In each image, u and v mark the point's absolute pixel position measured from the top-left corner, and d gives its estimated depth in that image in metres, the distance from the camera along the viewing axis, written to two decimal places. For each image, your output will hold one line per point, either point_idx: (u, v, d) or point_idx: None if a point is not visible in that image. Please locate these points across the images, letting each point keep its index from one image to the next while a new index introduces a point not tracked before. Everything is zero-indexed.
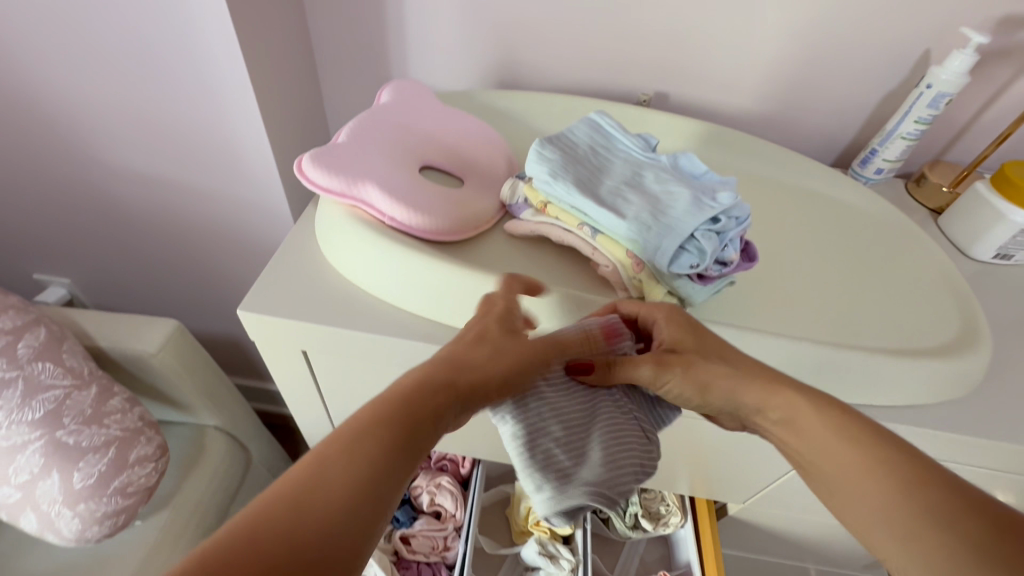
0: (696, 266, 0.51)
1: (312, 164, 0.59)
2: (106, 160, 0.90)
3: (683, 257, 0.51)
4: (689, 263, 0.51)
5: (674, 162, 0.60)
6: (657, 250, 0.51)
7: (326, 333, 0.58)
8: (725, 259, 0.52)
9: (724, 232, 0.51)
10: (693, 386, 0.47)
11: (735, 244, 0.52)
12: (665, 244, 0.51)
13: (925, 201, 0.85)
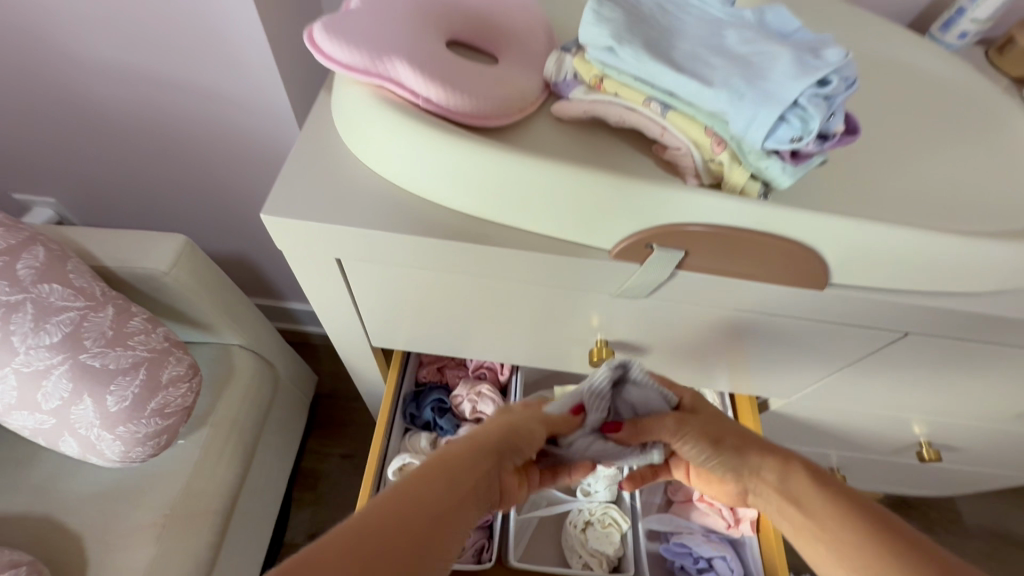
0: (798, 140, 0.44)
1: (326, 37, 0.49)
2: (69, 52, 0.77)
3: (782, 130, 0.44)
4: (789, 137, 0.44)
5: (759, 19, 0.50)
6: (752, 121, 0.44)
7: (362, 238, 0.52)
8: (828, 132, 0.45)
9: (831, 96, 0.44)
10: (709, 439, 0.55)
11: (840, 112, 0.44)
12: (763, 114, 0.43)
13: (1009, 69, 0.76)
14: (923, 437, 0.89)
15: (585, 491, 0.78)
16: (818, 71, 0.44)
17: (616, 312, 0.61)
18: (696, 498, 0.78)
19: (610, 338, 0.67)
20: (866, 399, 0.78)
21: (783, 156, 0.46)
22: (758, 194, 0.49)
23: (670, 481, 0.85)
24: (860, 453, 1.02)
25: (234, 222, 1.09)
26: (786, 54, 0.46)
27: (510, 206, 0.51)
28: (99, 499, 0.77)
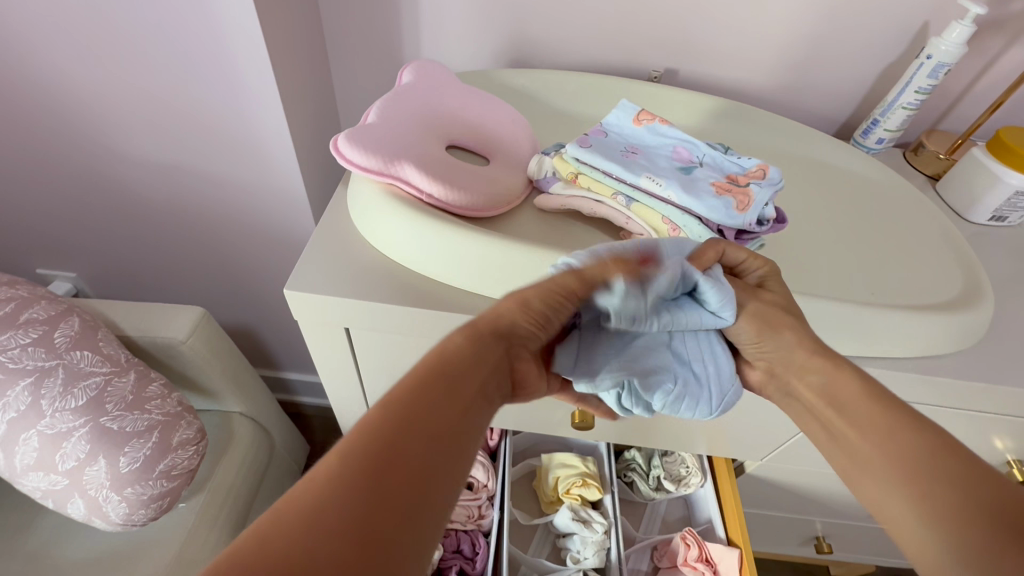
0: (736, 222, 0.54)
1: (349, 144, 0.60)
2: (119, 146, 0.89)
3: (723, 211, 0.55)
4: (726, 220, 0.55)
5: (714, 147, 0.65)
6: (703, 205, 0.55)
7: (369, 309, 0.60)
8: (765, 218, 0.56)
9: (762, 192, 0.56)
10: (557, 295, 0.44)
11: (770, 207, 0.56)
12: (708, 199, 0.55)
13: (923, 169, 0.89)
14: None
15: (575, 558, 0.80)
16: (735, 177, 0.59)
17: None
18: (680, 562, 0.81)
19: (590, 401, 0.73)
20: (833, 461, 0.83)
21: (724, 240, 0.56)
22: None
23: (655, 546, 0.87)
24: (842, 520, 1.04)
25: (242, 296, 1.17)
26: (706, 158, 0.62)
27: (497, 285, 0.59)
28: (93, 565, 0.78)
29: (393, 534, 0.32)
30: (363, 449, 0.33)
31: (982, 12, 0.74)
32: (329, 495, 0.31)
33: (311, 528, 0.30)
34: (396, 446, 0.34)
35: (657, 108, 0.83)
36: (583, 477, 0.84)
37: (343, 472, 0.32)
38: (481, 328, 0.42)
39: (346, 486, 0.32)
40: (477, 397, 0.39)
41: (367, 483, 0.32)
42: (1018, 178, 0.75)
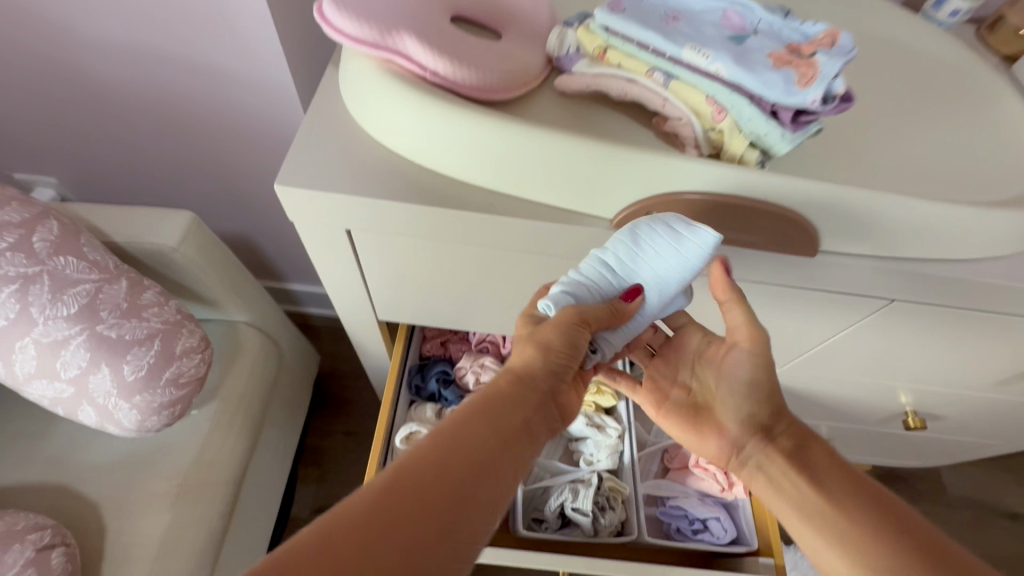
0: (796, 100, 0.46)
1: (336, 9, 0.50)
2: (73, 28, 0.77)
3: (781, 88, 0.46)
4: (785, 98, 0.46)
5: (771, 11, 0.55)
6: (757, 80, 0.47)
7: (371, 208, 0.54)
8: (832, 94, 0.47)
9: (831, 64, 0.46)
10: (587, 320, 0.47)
11: (839, 80, 0.46)
12: (765, 73, 0.47)
13: (998, 48, 0.77)
14: (910, 407, 0.93)
15: (588, 461, 0.81)
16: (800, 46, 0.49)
17: None
18: (691, 464, 0.82)
19: None
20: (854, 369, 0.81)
21: (778, 123, 0.48)
22: (757, 163, 0.51)
23: (666, 448, 0.88)
24: (849, 424, 1.05)
25: (236, 204, 1.10)
26: (758, 25, 0.52)
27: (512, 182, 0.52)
28: (115, 468, 0.80)
29: (415, 534, 0.37)
30: (404, 480, 0.38)
31: None
32: (361, 510, 0.36)
33: (339, 538, 0.35)
34: (432, 477, 0.39)
35: None
36: (597, 384, 0.83)
37: (383, 490, 0.37)
38: (518, 375, 0.47)
39: (380, 509, 0.36)
40: (519, 436, 0.45)
41: (399, 511, 0.37)
42: None
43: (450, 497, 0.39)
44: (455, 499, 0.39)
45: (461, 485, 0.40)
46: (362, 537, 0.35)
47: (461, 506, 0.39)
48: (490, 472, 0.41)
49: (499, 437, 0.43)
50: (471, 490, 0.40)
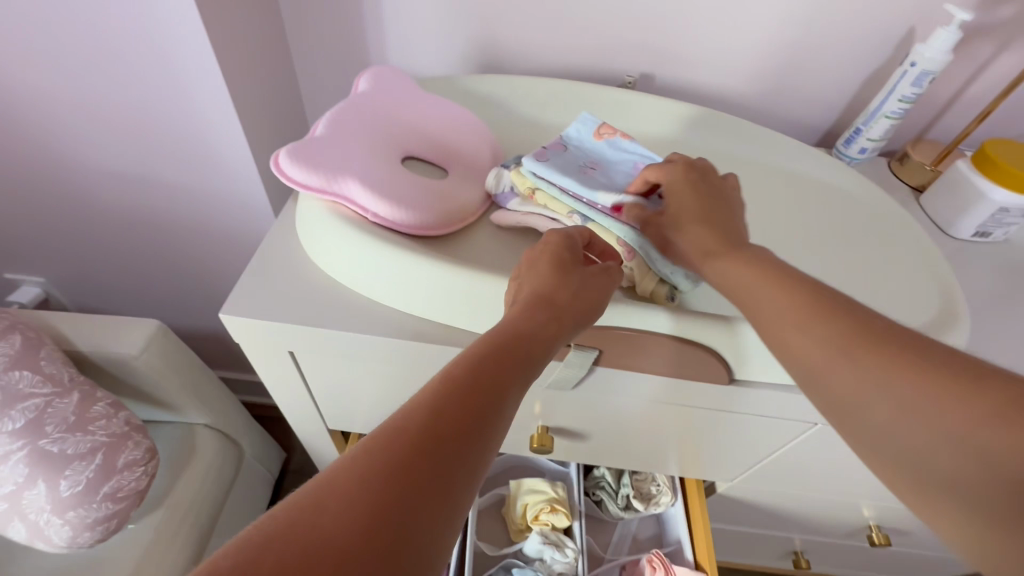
0: None
1: (289, 160, 0.56)
2: (71, 153, 0.85)
3: None
4: None
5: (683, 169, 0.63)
6: None
7: (310, 333, 0.57)
8: None
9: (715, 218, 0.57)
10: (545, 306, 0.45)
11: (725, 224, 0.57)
12: None
13: (909, 180, 0.85)
14: (873, 521, 0.91)
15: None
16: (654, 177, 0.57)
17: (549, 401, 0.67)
18: None
19: (549, 424, 0.71)
20: (808, 484, 0.81)
21: (679, 266, 0.56)
22: (666, 298, 0.57)
23: (624, 566, 0.84)
24: (820, 538, 1.02)
25: (214, 302, 1.15)
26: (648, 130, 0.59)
27: (448, 311, 0.57)
28: None
29: (421, 518, 0.31)
30: (331, 512, 0.29)
31: (970, 19, 0.69)
32: (289, 507, 0.29)
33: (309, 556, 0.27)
34: (378, 511, 0.29)
35: (628, 118, 0.79)
36: (552, 504, 0.82)
37: (311, 499, 0.29)
38: (513, 336, 0.41)
39: (322, 530, 0.28)
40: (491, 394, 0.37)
41: (359, 548, 0.28)
42: (1002, 194, 0.72)
43: (400, 528, 0.30)
44: (405, 535, 0.30)
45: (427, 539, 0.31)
46: (301, 504, 0.29)
47: (425, 522, 0.31)
48: (463, 444, 0.34)
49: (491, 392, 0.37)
50: (427, 506, 0.31)
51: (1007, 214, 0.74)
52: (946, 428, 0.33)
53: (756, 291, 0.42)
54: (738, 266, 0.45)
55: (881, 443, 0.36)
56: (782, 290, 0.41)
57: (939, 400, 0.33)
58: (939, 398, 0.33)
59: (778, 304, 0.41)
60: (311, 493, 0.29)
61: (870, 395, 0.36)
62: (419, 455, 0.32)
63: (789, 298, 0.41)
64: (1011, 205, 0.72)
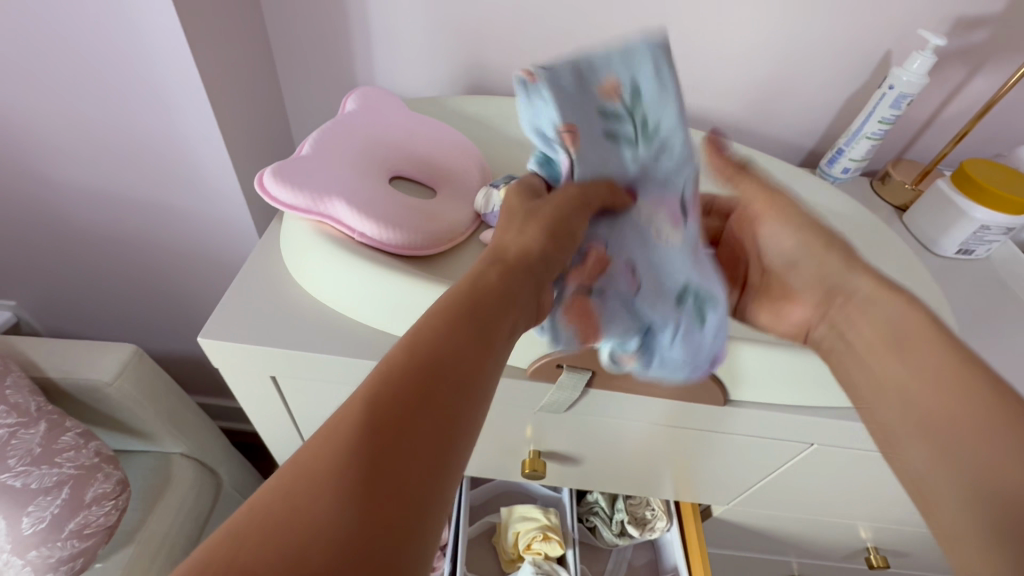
0: None
1: (274, 180, 0.55)
2: (49, 173, 0.83)
3: None
4: None
5: None
6: None
7: (293, 356, 0.55)
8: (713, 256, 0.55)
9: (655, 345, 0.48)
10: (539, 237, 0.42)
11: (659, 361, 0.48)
12: None
13: (891, 199, 0.86)
14: (871, 543, 0.89)
15: None
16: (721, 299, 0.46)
17: (541, 424, 0.65)
18: None
19: (542, 448, 0.69)
20: (804, 506, 0.79)
21: None
22: None
23: None
24: (818, 561, 1.00)
25: (195, 325, 1.12)
26: (677, 254, 0.46)
27: None
28: None
29: (427, 473, 0.27)
30: (331, 466, 0.25)
31: (942, 44, 0.71)
32: (278, 476, 0.25)
33: (303, 532, 0.23)
34: (379, 461, 0.26)
35: None
36: (544, 532, 0.79)
37: (307, 458, 0.26)
38: (509, 261, 0.39)
39: (324, 490, 0.24)
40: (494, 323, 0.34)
41: (360, 502, 0.24)
42: (982, 213, 0.73)
43: (406, 482, 0.26)
44: (419, 488, 0.26)
45: (442, 482, 0.27)
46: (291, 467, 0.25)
47: (439, 474, 0.27)
48: (467, 383, 0.31)
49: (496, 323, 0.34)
50: (439, 455, 0.27)
51: (988, 232, 0.75)
52: (961, 467, 0.36)
53: (898, 320, 0.43)
54: (859, 281, 0.46)
55: (925, 481, 0.37)
56: (932, 324, 0.42)
57: (967, 449, 0.36)
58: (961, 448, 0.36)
59: (918, 331, 0.42)
60: (302, 455, 0.26)
61: (913, 432, 0.39)
62: (387, 427, 0.27)
63: (861, 335, 0.45)
64: (993, 223, 0.73)
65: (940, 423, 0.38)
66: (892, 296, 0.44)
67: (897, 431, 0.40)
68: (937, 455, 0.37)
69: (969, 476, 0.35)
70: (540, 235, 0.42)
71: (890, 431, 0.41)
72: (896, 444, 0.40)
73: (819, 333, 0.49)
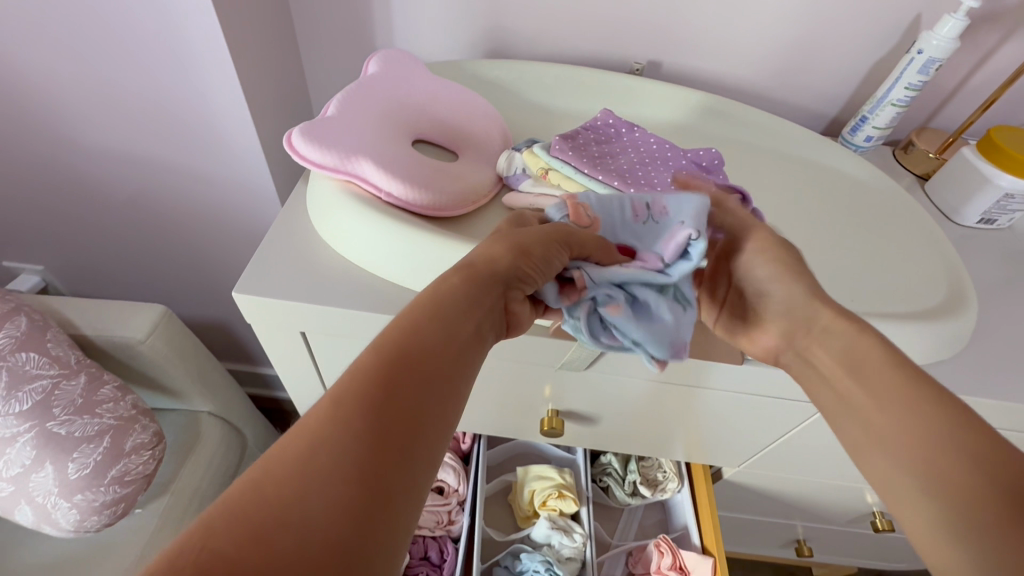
0: None
1: (303, 139, 0.56)
2: (74, 136, 0.84)
3: None
4: None
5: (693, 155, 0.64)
6: None
7: (323, 313, 0.57)
8: None
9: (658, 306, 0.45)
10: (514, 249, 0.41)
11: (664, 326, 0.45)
12: None
13: (913, 168, 0.86)
14: (876, 507, 0.92)
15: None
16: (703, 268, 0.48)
17: (560, 384, 0.67)
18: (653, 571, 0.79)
19: (560, 407, 0.71)
20: (814, 469, 0.81)
21: None
22: None
23: (630, 551, 0.85)
24: (822, 524, 1.03)
25: (217, 290, 1.15)
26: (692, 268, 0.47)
27: None
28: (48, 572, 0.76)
29: (405, 471, 0.29)
30: (321, 463, 0.27)
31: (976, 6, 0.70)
32: (263, 462, 0.26)
33: (291, 523, 0.24)
34: (363, 457, 0.28)
35: (638, 104, 0.80)
36: (559, 490, 0.82)
37: (295, 450, 0.27)
38: (477, 266, 0.40)
39: (310, 484, 0.26)
40: (466, 329, 0.36)
41: (354, 492, 0.27)
42: (1008, 180, 0.72)
43: (383, 479, 0.28)
44: (396, 483, 0.28)
45: (417, 478, 0.29)
46: (282, 454, 0.27)
47: (415, 467, 0.29)
48: (443, 382, 0.33)
49: (468, 329, 0.36)
50: (417, 450, 0.30)
51: (1012, 200, 0.74)
52: (933, 482, 0.35)
53: (869, 358, 0.43)
54: (842, 326, 0.45)
55: (893, 488, 0.37)
56: (892, 356, 0.42)
57: (931, 463, 0.36)
58: (933, 460, 0.36)
59: (878, 362, 0.42)
60: (288, 443, 0.27)
61: (883, 445, 0.39)
62: (370, 419, 0.29)
63: (824, 350, 0.46)
64: (1018, 190, 0.73)
65: (903, 437, 0.38)
66: (866, 340, 0.44)
67: (865, 446, 0.40)
68: (900, 467, 0.37)
69: (946, 496, 0.34)
70: (553, 244, 0.43)
71: (855, 446, 0.41)
72: (861, 456, 0.40)
73: (786, 360, 0.49)
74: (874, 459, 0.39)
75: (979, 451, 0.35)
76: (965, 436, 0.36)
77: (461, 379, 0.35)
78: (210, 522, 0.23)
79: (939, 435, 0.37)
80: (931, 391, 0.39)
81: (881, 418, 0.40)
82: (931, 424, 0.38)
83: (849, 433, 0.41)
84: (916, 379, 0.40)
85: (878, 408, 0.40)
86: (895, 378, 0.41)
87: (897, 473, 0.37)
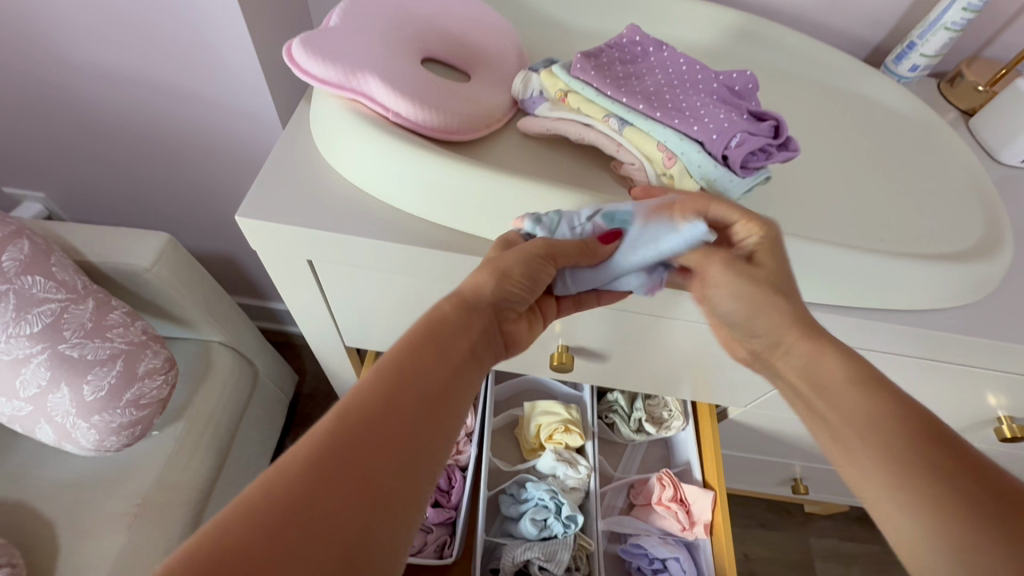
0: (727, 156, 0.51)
1: (303, 51, 0.52)
2: (61, 52, 0.79)
3: (709, 152, 0.51)
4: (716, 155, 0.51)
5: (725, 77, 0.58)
6: (694, 145, 0.52)
7: (329, 240, 0.55)
8: (767, 146, 0.51)
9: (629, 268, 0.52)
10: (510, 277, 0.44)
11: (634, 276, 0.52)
12: (699, 138, 0.51)
13: (958, 102, 0.80)
14: None
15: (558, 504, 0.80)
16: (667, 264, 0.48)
17: (571, 320, 0.66)
18: (653, 502, 0.81)
19: (570, 344, 0.70)
20: None
21: (722, 172, 0.51)
22: None
23: (632, 484, 0.87)
24: (821, 465, 1.05)
25: (221, 222, 1.12)
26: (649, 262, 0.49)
27: (473, 218, 0.54)
28: (73, 488, 0.79)
29: (389, 506, 0.32)
30: (310, 490, 0.30)
31: None
32: (267, 484, 0.30)
33: (282, 548, 0.28)
34: (353, 491, 0.31)
35: (666, 24, 0.73)
36: (566, 425, 0.83)
37: (293, 478, 0.30)
38: (467, 296, 0.43)
39: (302, 511, 0.29)
40: (461, 365, 0.40)
41: (338, 517, 0.30)
42: None
43: (366, 507, 0.31)
44: (374, 511, 0.32)
45: (395, 516, 0.33)
46: (289, 479, 0.30)
47: (400, 501, 0.33)
48: (437, 427, 0.36)
49: (460, 368, 0.40)
50: (405, 485, 0.33)
51: None
52: (919, 502, 0.35)
53: (827, 373, 0.42)
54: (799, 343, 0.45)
55: (878, 508, 0.37)
56: (857, 371, 0.41)
57: (917, 485, 0.35)
58: (920, 483, 0.35)
59: (843, 383, 0.41)
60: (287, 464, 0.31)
61: (862, 463, 0.38)
62: (367, 454, 0.33)
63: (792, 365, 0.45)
64: None
65: (887, 456, 0.37)
66: (827, 357, 0.43)
67: (846, 463, 0.39)
68: (887, 484, 0.36)
69: (940, 517, 0.34)
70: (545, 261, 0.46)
71: (836, 463, 0.40)
72: (847, 473, 0.39)
73: (760, 366, 0.50)
74: (856, 476, 0.38)
75: (972, 477, 0.35)
76: (944, 453, 0.36)
77: (454, 422, 0.38)
78: (209, 531, 0.28)
79: (923, 456, 0.36)
80: (909, 410, 0.39)
81: (856, 431, 0.39)
82: (909, 446, 0.37)
83: (831, 452, 0.41)
84: (896, 398, 0.39)
85: (853, 425, 0.39)
86: (867, 396, 0.40)
87: (882, 492, 0.36)
